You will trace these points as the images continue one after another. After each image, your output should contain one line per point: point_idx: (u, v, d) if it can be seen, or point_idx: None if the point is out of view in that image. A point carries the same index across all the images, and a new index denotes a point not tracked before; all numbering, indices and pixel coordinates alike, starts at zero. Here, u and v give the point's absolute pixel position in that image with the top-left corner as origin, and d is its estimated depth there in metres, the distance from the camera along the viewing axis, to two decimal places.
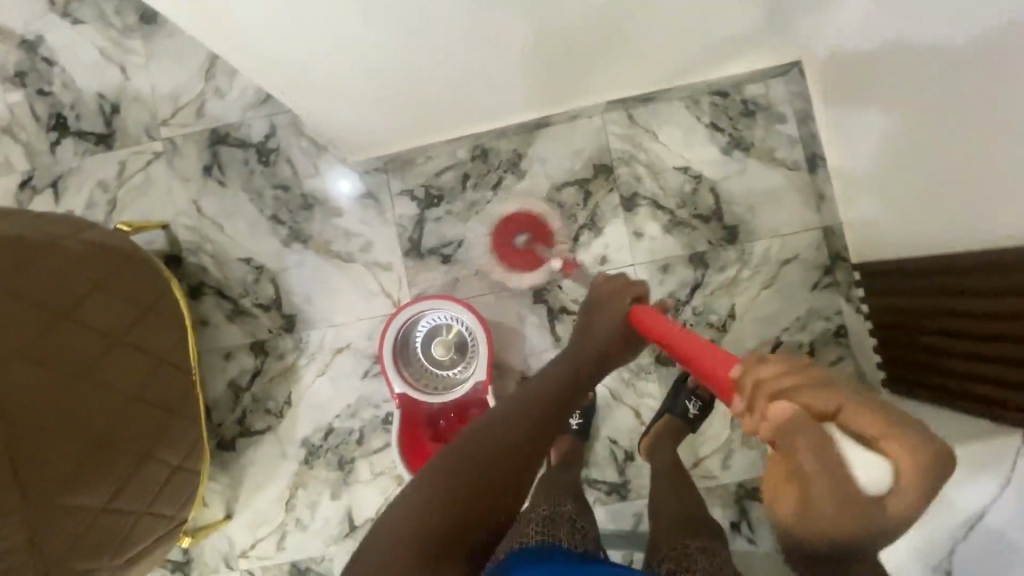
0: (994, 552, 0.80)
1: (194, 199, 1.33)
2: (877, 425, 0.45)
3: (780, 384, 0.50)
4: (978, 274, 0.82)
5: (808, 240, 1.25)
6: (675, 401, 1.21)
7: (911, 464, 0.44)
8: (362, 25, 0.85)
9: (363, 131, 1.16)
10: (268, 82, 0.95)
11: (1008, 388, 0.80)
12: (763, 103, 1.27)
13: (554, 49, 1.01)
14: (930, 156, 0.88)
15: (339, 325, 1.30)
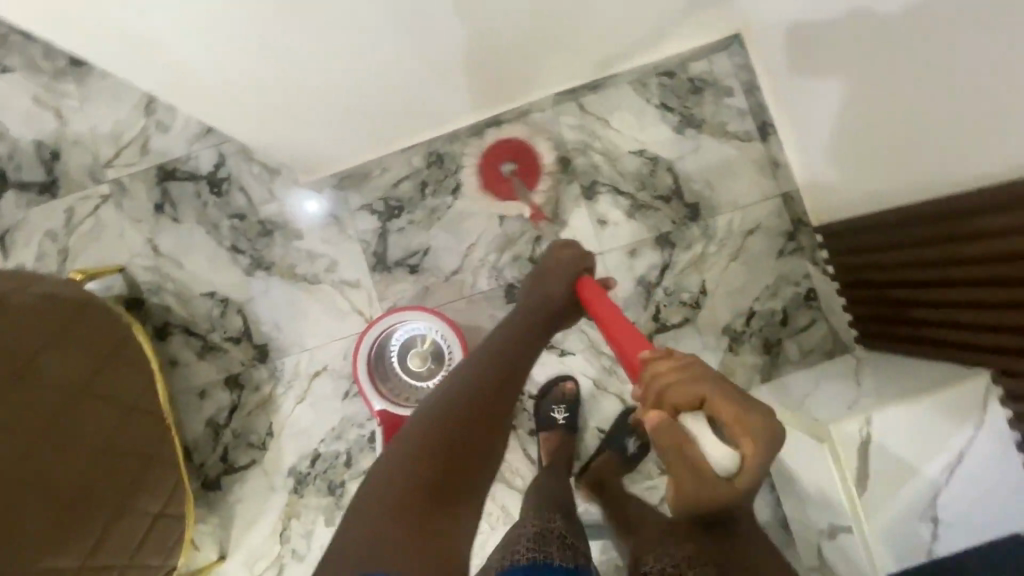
0: (964, 492, 0.85)
1: (148, 239, 1.30)
2: (732, 417, 0.54)
3: (664, 380, 0.59)
4: (930, 224, 0.84)
5: (769, 208, 1.26)
6: (616, 436, 1.23)
7: (754, 446, 0.53)
8: (286, 37, 0.85)
9: (315, 151, 1.16)
10: (203, 108, 0.95)
11: (971, 330, 0.83)
12: (708, 79, 1.27)
13: (492, 45, 0.99)
14: (874, 113, 0.89)
15: (313, 349, 1.28)
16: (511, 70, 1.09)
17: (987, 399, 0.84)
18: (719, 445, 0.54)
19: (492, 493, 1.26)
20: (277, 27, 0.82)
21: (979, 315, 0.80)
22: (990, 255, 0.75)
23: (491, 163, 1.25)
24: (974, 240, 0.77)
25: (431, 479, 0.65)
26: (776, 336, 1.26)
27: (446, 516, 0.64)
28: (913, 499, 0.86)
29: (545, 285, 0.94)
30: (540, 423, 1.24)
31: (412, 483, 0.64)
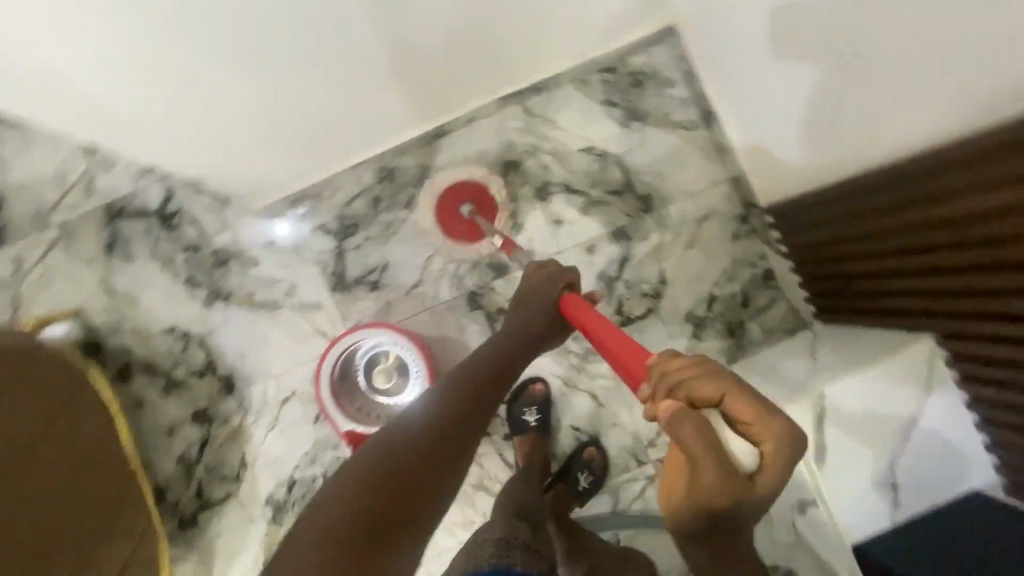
0: (920, 457, 0.88)
1: (102, 279, 1.27)
2: (753, 410, 0.48)
3: (675, 375, 0.53)
4: (864, 197, 0.86)
5: (720, 194, 1.28)
6: (570, 469, 1.25)
7: (778, 443, 0.47)
8: (199, 48, 0.92)
9: (263, 168, 1.19)
10: (142, 120, 1.03)
11: (913, 298, 0.84)
12: (649, 71, 1.28)
13: (412, 47, 1.04)
14: (801, 93, 0.91)
15: (279, 375, 1.27)
16: (440, 68, 1.11)
17: (937, 368, 0.85)
18: (739, 440, 0.47)
19: (473, 501, 1.26)
20: (187, 37, 0.89)
21: (918, 282, 0.81)
22: (913, 225, 0.77)
23: (451, 201, 1.26)
24: (909, 208, 0.77)
25: (395, 485, 0.60)
26: (738, 319, 1.27)
27: (408, 528, 0.59)
28: (872, 469, 0.88)
29: (526, 306, 0.97)
30: (513, 427, 1.25)
31: (373, 487, 0.59)
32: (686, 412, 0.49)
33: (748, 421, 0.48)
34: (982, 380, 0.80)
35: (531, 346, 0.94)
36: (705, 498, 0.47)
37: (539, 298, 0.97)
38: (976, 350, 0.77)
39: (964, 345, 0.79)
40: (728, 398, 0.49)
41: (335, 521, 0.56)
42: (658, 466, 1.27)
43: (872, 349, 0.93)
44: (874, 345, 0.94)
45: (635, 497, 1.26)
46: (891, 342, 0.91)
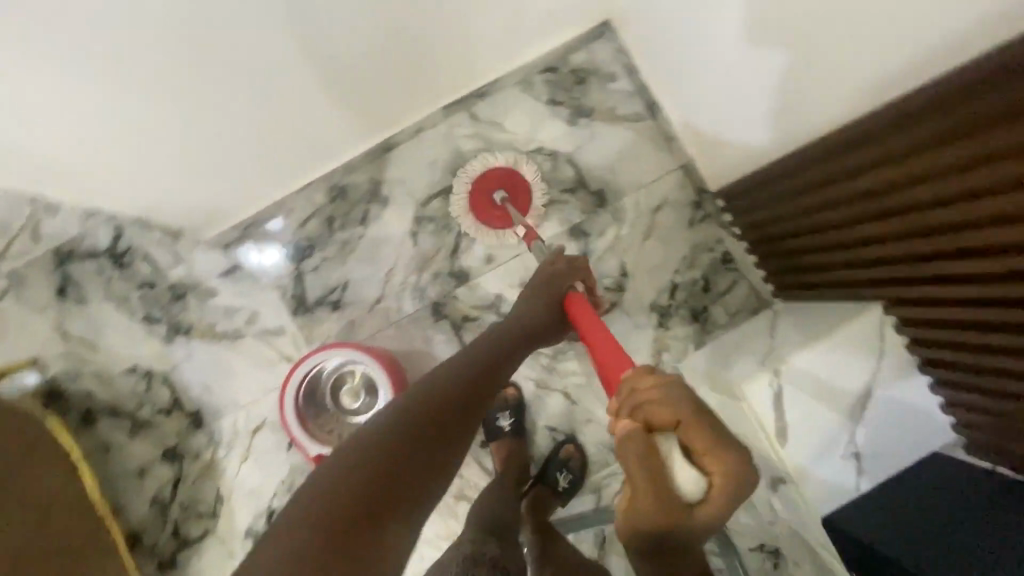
0: (880, 421, 0.88)
1: (56, 325, 1.22)
2: (705, 442, 0.51)
3: (640, 396, 0.56)
4: (806, 171, 0.87)
5: (672, 183, 1.29)
6: (547, 472, 1.23)
7: (725, 478, 0.50)
8: (140, 90, 0.94)
9: (209, 196, 1.18)
10: (93, 169, 1.06)
11: (858, 269, 0.85)
12: (591, 67, 1.29)
13: (346, 66, 1.06)
14: (741, 72, 0.93)
15: (248, 405, 1.26)
16: (383, 80, 1.12)
17: (881, 330, 0.87)
18: (686, 470, 0.50)
19: (456, 512, 1.26)
20: (126, 84, 0.92)
21: (860, 252, 0.82)
22: (853, 194, 0.78)
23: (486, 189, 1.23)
24: (848, 178, 0.78)
25: (385, 471, 0.56)
26: (702, 304, 1.28)
27: (381, 527, 0.52)
28: (834, 441, 0.89)
29: (532, 300, 0.94)
30: (488, 433, 1.25)
31: (344, 492, 0.53)
32: (641, 437, 0.52)
33: (701, 452, 0.51)
34: (934, 344, 0.81)
35: (532, 340, 0.91)
36: (647, 517, 0.51)
37: (541, 300, 0.94)
38: (923, 314, 0.79)
39: (912, 311, 0.80)
40: (685, 427, 0.52)
41: (298, 533, 0.49)
42: None
43: (823, 318, 0.95)
44: (823, 316, 0.96)
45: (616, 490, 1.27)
46: (840, 314, 0.92)
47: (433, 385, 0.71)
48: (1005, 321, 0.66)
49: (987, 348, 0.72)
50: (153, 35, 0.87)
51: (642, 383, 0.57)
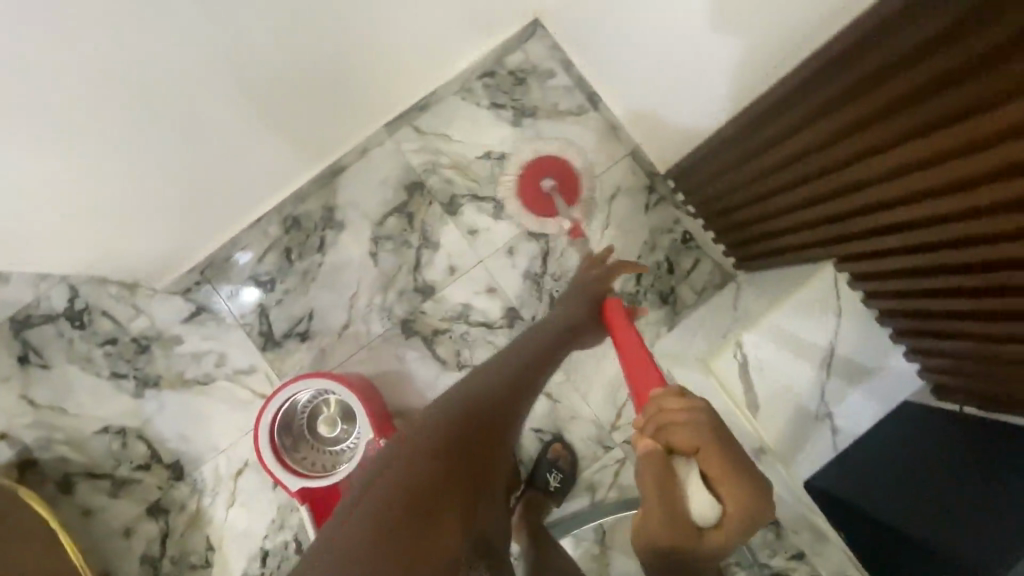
0: (848, 377, 0.89)
1: (22, 392, 1.20)
2: (723, 469, 0.53)
3: (664, 418, 0.58)
4: (743, 140, 0.87)
5: (623, 170, 1.30)
6: (538, 475, 1.23)
7: (739, 504, 0.52)
8: (110, 95, 0.85)
9: (144, 231, 1.10)
10: (36, 228, 0.99)
11: (808, 231, 0.86)
12: (528, 67, 1.30)
13: (287, 95, 1.04)
14: (667, 67, 0.97)
15: (228, 448, 1.24)
16: (319, 104, 1.10)
17: (838, 286, 0.88)
18: (702, 495, 0.53)
19: None
20: (75, 135, 0.88)
21: (807, 214, 0.83)
22: (792, 156, 0.78)
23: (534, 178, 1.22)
24: (783, 142, 0.79)
25: (430, 465, 0.64)
26: (669, 286, 1.28)
27: (424, 515, 0.60)
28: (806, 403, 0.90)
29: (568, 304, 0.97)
30: None
31: (400, 488, 0.61)
32: (662, 458, 0.55)
33: (718, 477, 0.54)
34: (890, 295, 0.82)
35: (565, 346, 0.92)
36: (659, 535, 0.53)
37: (578, 304, 0.95)
38: (877, 266, 0.79)
39: (865, 266, 0.81)
40: (703, 454, 0.55)
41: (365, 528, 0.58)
42: (625, 448, 1.27)
43: (784, 286, 0.94)
44: (782, 283, 0.96)
45: (610, 482, 1.27)
46: (798, 278, 0.92)
47: (474, 392, 0.79)
48: (955, 263, 0.67)
49: (940, 292, 0.73)
50: (105, 87, 0.84)
51: (669, 404, 0.59)
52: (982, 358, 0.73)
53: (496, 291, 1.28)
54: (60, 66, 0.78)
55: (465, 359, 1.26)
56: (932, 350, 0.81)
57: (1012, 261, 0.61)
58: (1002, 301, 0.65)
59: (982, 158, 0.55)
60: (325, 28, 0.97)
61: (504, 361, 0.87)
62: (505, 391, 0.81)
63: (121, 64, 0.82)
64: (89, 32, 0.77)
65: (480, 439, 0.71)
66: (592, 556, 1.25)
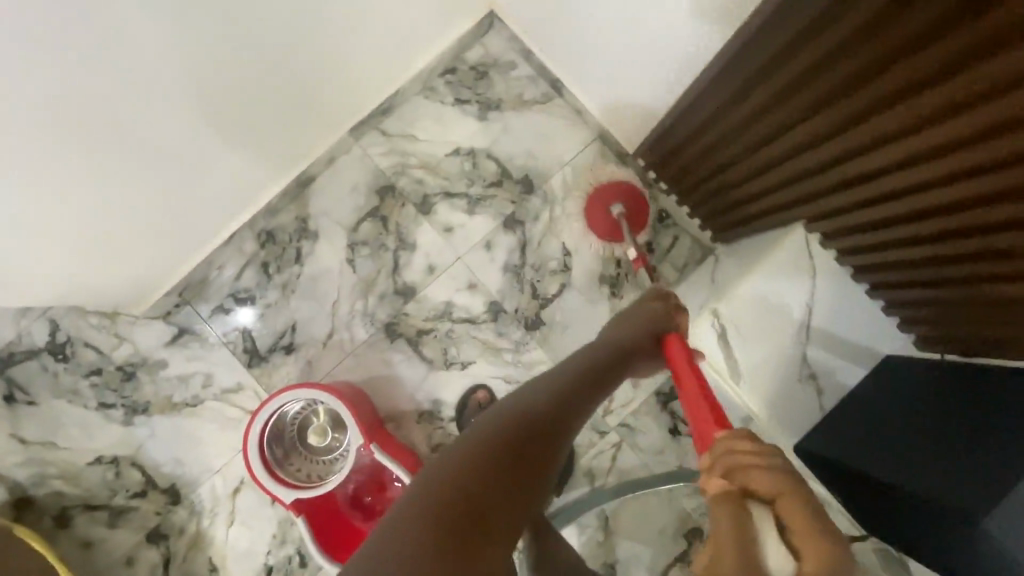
0: (829, 337, 0.89)
1: (10, 432, 1.20)
2: (814, 528, 0.43)
3: (737, 459, 0.51)
4: (708, 105, 0.86)
5: (593, 154, 1.28)
6: None
7: (822, 566, 0.41)
8: (111, 94, 0.82)
9: (132, 250, 1.07)
10: (26, 253, 0.93)
11: (784, 191, 0.85)
12: (488, 60, 1.29)
13: (267, 101, 1.04)
14: (657, 68, 0.93)
15: (223, 468, 1.24)
16: (289, 111, 1.10)
17: (810, 246, 0.88)
18: (776, 547, 0.42)
19: None
20: (72, 140, 0.83)
21: (782, 172, 0.82)
22: (765, 113, 0.77)
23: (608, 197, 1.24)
24: (749, 98, 0.78)
25: (478, 480, 0.57)
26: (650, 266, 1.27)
27: (466, 541, 0.52)
28: (788, 366, 0.90)
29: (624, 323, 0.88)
30: None
31: (446, 498, 0.54)
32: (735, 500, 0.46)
33: (799, 532, 0.43)
34: (864, 250, 0.82)
35: (625, 368, 0.82)
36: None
37: (638, 323, 0.86)
38: (852, 221, 0.79)
39: (840, 222, 0.81)
40: (783, 505, 0.45)
41: (407, 538, 0.51)
42: (620, 431, 1.27)
43: (759, 253, 0.93)
44: (756, 249, 0.95)
45: (608, 466, 1.26)
46: (770, 243, 0.91)
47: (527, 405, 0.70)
48: (929, 207, 0.67)
49: (913, 242, 0.73)
50: (103, 89, 0.81)
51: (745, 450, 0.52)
52: (958, 303, 0.74)
53: (478, 287, 1.27)
54: (61, 70, 0.75)
55: (452, 357, 1.26)
56: (911, 300, 0.81)
57: (983, 200, 0.61)
58: (976, 242, 0.65)
59: (946, 90, 0.56)
60: (298, 30, 0.97)
61: (551, 380, 0.77)
62: (551, 413, 0.70)
63: (122, 68, 0.80)
64: (88, 35, 0.74)
65: (519, 466, 0.61)
66: (598, 542, 1.27)
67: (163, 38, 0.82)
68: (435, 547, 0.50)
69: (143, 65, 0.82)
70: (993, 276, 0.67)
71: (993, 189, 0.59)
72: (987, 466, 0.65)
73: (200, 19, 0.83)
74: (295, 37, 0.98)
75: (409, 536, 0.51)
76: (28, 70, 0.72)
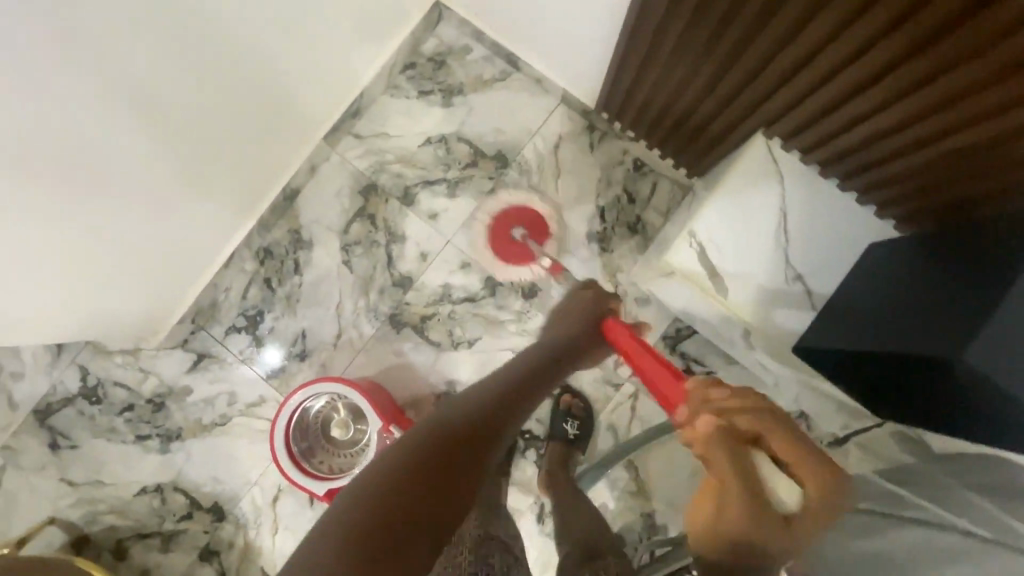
0: (804, 233, 0.91)
1: (61, 476, 1.27)
2: (795, 452, 0.54)
3: (722, 407, 0.59)
4: (637, 38, 0.89)
5: (560, 118, 1.32)
6: (554, 426, 1.25)
7: (814, 478, 0.52)
8: (108, 101, 0.82)
9: (128, 269, 1.09)
10: (36, 281, 0.95)
11: (743, 92, 0.86)
12: (444, 49, 1.34)
13: (250, 106, 1.07)
14: (603, 32, 0.98)
15: (259, 479, 1.28)
16: (268, 119, 1.14)
17: (773, 152, 0.91)
18: (780, 476, 0.52)
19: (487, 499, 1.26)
20: (70, 163, 0.84)
21: (731, 78, 0.84)
22: (685, 34, 0.79)
23: (503, 232, 1.30)
24: (664, 25, 0.80)
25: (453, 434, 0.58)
26: (634, 215, 1.28)
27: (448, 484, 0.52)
28: (776, 270, 0.91)
29: (569, 316, 0.96)
30: None
31: (425, 450, 0.54)
32: (728, 444, 0.55)
33: (788, 459, 0.54)
34: (830, 138, 0.84)
35: (565, 353, 0.89)
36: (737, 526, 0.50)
37: (580, 316, 0.95)
38: (817, 104, 0.80)
39: (806, 110, 0.82)
40: (764, 438, 0.55)
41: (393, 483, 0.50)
42: (635, 381, 1.28)
43: (728, 167, 0.94)
44: (725, 167, 0.97)
45: (630, 417, 1.28)
46: (737, 156, 0.93)
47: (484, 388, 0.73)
48: (893, 59, 0.66)
49: (881, 108, 0.74)
50: (99, 111, 0.82)
51: (715, 395, 0.61)
52: (930, 164, 0.75)
53: (471, 265, 1.31)
54: (60, 99, 0.76)
55: (459, 337, 1.29)
56: (884, 179, 0.83)
57: (936, 31, 0.60)
58: (941, 85, 0.65)
59: None
60: (273, 42, 1.01)
61: (508, 370, 0.81)
62: (513, 388, 0.76)
63: (115, 89, 0.82)
64: (84, 46, 0.74)
65: (486, 427, 0.63)
66: (631, 494, 1.25)
67: (150, 58, 0.83)
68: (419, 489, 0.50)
69: (133, 85, 0.84)
70: (966, 120, 0.66)
71: (944, 18, 0.58)
72: (967, 306, 0.66)
73: (182, 35, 0.85)
74: (266, 48, 1.01)
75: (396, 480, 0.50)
76: (32, 97, 0.73)
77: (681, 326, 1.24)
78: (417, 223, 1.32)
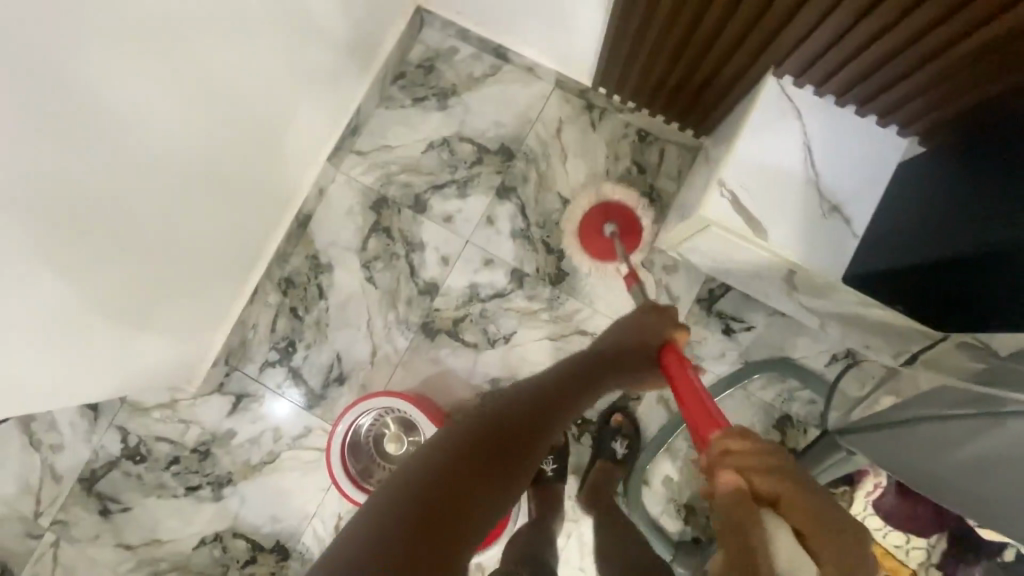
0: (829, 163, 0.91)
1: (117, 541, 1.25)
2: (809, 510, 0.48)
3: (739, 459, 0.54)
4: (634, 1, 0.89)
5: (556, 102, 1.32)
6: (602, 445, 1.22)
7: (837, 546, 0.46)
8: (115, 138, 0.78)
9: (157, 318, 1.05)
10: (70, 344, 0.90)
11: (753, 32, 0.84)
12: (431, 54, 1.35)
13: (256, 133, 1.05)
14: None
15: (318, 510, 1.26)
16: (274, 149, 1.12)
17: (786, 90, 0.91)
18: (794, 540, 0.45)
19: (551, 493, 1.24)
20: (68, 204, 0.75)
21: (734, 24, 0.83)
22: None
23: (592, 225, 1.23)
24: None
25: (471, 462, 0.61)
26: (648, 183, 1.28)
27: (457, 512, 0.55)
28: (810, 204, 0.90)
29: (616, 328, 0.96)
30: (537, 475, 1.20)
31: (446, 471, 0.58)
32: (739, 494, 0.50)
33: (808, 527, 0.47)
34: (846, 65, 0.83)
35: (604, 368, 0.89)
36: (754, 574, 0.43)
37: (630, 329, 0.93)
38: (833, 28, 0.78)
39: (816, 41, 0.81)
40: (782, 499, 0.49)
41: (414, 495, 0.54)
42: None
43: (742, 113, 0.94)
44: (737, 116, 0.97)
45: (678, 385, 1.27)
46: (750, 101, 0.93)
47: (518, 403, 0.75)
48: None
49: (895, 21, 0.73)
50: (110, 150, 0.78)
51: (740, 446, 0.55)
52: (952, 70, 0.74)
53: (494, 261, 1.30)
54: (74, 144, 0.72)
55: (494, 334, 1.28)
56: (903, 99, 0.83)
57: None
58: None
59: None
60: (270, 65, 0.99)
61: (546, 383, 0.83)
62: (543, 407, 0.78)
63: (121, 118, 0.77)
64: (87, 82, 0.70)
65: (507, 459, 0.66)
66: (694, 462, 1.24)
67: (152, 90, 0.80)
68: (430, 510, 0.53)
69: (140, 122, 0.80)
70: (991, 12, 0.65)
71: None
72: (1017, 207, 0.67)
73: (185, 66, 0.82)
74: (266, 72, 0.99)
75: (415, 493, 0.54)
76: (47, 144, 0.69)
77: (714, 286, 1.24)
78: (434, 229, 1.32)
